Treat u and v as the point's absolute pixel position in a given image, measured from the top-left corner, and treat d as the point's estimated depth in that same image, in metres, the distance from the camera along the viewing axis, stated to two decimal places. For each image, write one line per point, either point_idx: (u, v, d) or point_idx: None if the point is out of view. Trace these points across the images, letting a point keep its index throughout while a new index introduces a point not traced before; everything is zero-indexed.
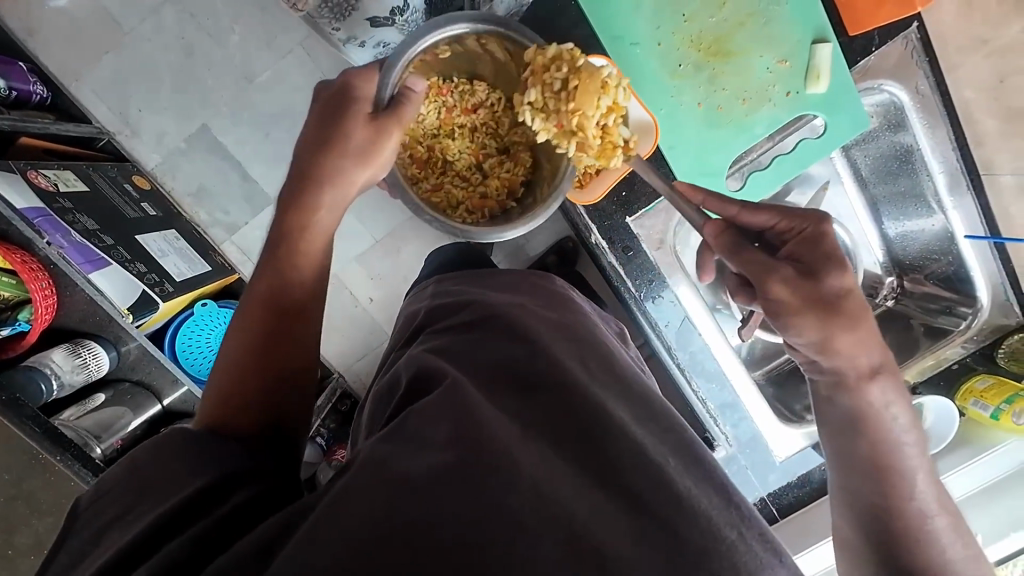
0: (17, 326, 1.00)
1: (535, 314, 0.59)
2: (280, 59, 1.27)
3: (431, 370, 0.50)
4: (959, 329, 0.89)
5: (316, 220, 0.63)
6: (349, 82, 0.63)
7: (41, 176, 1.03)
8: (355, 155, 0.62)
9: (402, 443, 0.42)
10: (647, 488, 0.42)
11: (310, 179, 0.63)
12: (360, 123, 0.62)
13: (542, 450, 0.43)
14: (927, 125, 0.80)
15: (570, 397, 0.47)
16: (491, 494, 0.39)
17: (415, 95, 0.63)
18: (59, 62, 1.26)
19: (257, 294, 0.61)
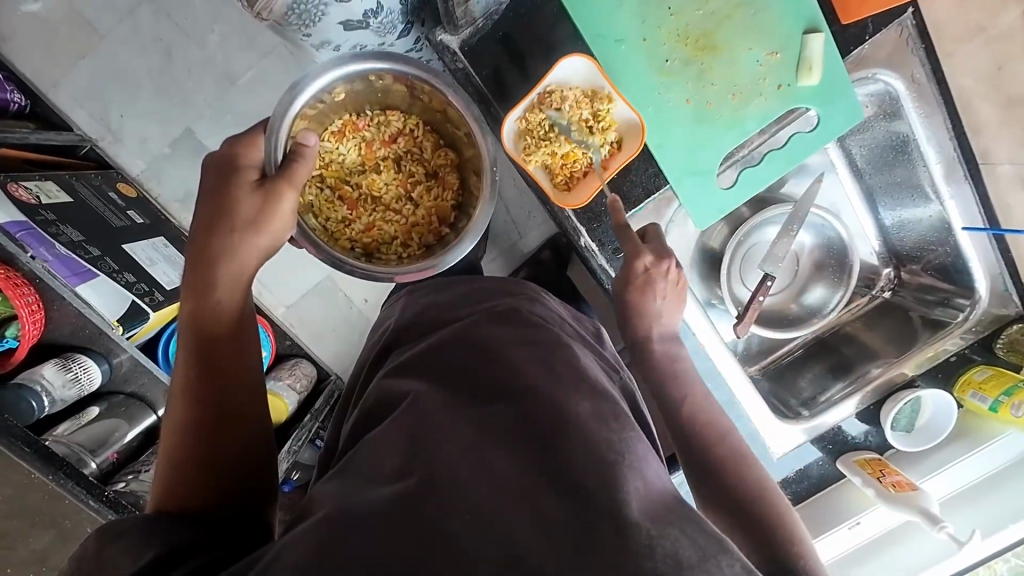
0: (6, 343, 0.97)
1: (494, 326, 0.58)
2: (262, 58, 1.24)
3: (391, 394, 0.52)
4: (957, 321, 0.88)
5: (219, 297, 0.62)
6: (234, 154, 0.61)
7: (23, 189, 0.99)
8: (245, 228, 0.60)
9: (348, 488, 0.43)
10: (587, 476, 0.40)
11: (205, 256, 0.61)
12: (248, 192, 0.60)
13: (493, 460, 0.42)
14: (922, 114, 0.78)
15: (524, 404, 0.47)
16: (428, 516, 0.38)
17: (309, 152, 0.59)
18: (36, 68, 1.23)
19: (185, 364, 0.62)
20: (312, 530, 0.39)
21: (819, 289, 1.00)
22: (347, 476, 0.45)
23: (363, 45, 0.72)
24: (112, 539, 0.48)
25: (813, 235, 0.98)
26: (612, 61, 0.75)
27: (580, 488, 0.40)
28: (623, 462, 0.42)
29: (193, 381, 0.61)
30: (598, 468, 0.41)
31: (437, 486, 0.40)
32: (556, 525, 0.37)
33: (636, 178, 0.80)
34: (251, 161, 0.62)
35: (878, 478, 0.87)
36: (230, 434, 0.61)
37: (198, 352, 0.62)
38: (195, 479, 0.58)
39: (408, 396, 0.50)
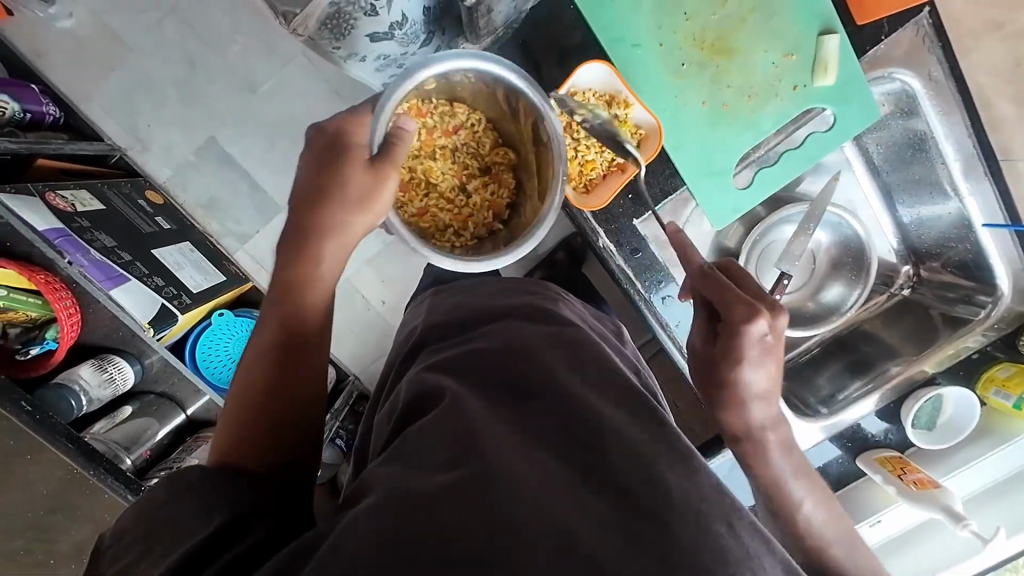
0: (46, 345, 1.02)
1: (528, 320, 0.60)
2: (282, 67, 1.28)
3: (433, 386, 0.52)
4: (978, 318, 0.88)
5: (320, 270, 0.65)
6: (343, 130, 0.63)
7: (59, 198, 1.05)
8: (353, 204, 0.62)
9: (398, 468, 0.43)
10: (632, 477, 0.42)
11: (312, 229, 0.64)
12: (358, 171, 0.62)
13: (534, 454, 0.44)
14: (941, 111, 0.78)
15: (560, 403, 0.48)
16: (488, 505, 0.39)
17: (408, 136, 0.62)
18: (69, 81, 1.28)
19: (270, 332, 0.64)
20: (372, 517, 0.39)
21: (837, 287, 0.99)
22: (396, 463, 0.44)
23: (387, 56, 0.74)
24: (173, 504, 0.48)
25: (830, 233, 0.98)
26: (628, 64, 0.76)
27: (632, 494, 0.41)
28: (660, 459, 0.44)
29: (263, 361, 0.63)
30: (640, 468, 0.42)
31: (494, 479, 0.41)
32: (604, 519, 0.39)
33: (651, 179, 0.82)
34: (357, 141, 0.63)
35: (898, 475, 0.87)
36: (292, 410, 0.62)
37: (276, 330, 0.64)
38: (252, 447, 0.59)
39: (451, 389, 0.50)
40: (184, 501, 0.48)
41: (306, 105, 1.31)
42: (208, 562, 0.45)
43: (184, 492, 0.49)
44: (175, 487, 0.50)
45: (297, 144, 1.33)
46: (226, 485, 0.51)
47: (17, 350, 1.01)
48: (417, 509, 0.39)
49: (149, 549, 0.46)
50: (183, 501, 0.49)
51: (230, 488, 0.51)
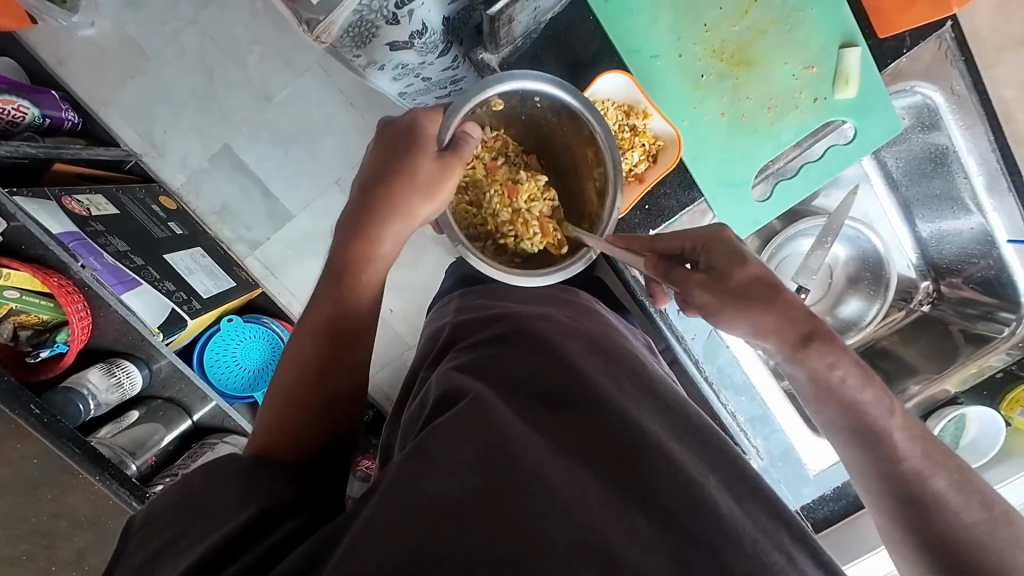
0: (56, 348, 1.01)
1: (561, 324, 0.59)
2: (298, 77, 1.29)
3: (456, 387, 0.48)
4: (1002, 336, 0.85)
5: (380, 248, 0.60)
6: (417, 122, 0.60)
7: (75, 202, 1.05)
8: (421, 191, 0.58)
9: (427, 463, 0.40)
10: (675, 499, 0.41)
11: (372, 211, 0.59)
12: (427, 160, 0.59)
13: (575, 470, 0.42)
14: (964, 124, 0.77)
15: (603, 415, 0.46)
16: (524, 514, 0.38)
17: (473, 141, 0.60)
18: (89, 89, 1.31)
19: (320, 316, 0.59)
20: (402, 519, 0.37)
21: (855, 301, 0.98)
22: (419, 460, 0.41)
23: (405, 65, 0.74)
24: (213, 487, 0.46)
25: (848, 247, 0.96)
26: (647, 76, 0.76)
27: (677, 516, 0.40)
28: (707, 483, 0.44)
29: (306, 351, 0.59)
30: (683, 488, 0.42)
31: (525, 485, 0.39)
32: (648, 541, 0.38)
33: (668, 190, 0.80)
34: (428, 131, 0.60)
35: None
36: (338, 398, 0.59)
37: (327, 330, 0.59)
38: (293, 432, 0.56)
39: (470, 394, 0.47)
40: (215, 489, 0.46)
41: (318, 115, 1.32)
42: (247, 546, 0.41)
43: (224, 472, 0.47)
44: (214, 470, 0.48)
45: (310, 152, 1.34)
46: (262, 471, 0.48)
47: (28, 352, 1.00)
48: (442, 515, 0.37)
49: (182, 530, 0.43)
50: (224, 482, 0.46)
51: (268, 473, 0.48)
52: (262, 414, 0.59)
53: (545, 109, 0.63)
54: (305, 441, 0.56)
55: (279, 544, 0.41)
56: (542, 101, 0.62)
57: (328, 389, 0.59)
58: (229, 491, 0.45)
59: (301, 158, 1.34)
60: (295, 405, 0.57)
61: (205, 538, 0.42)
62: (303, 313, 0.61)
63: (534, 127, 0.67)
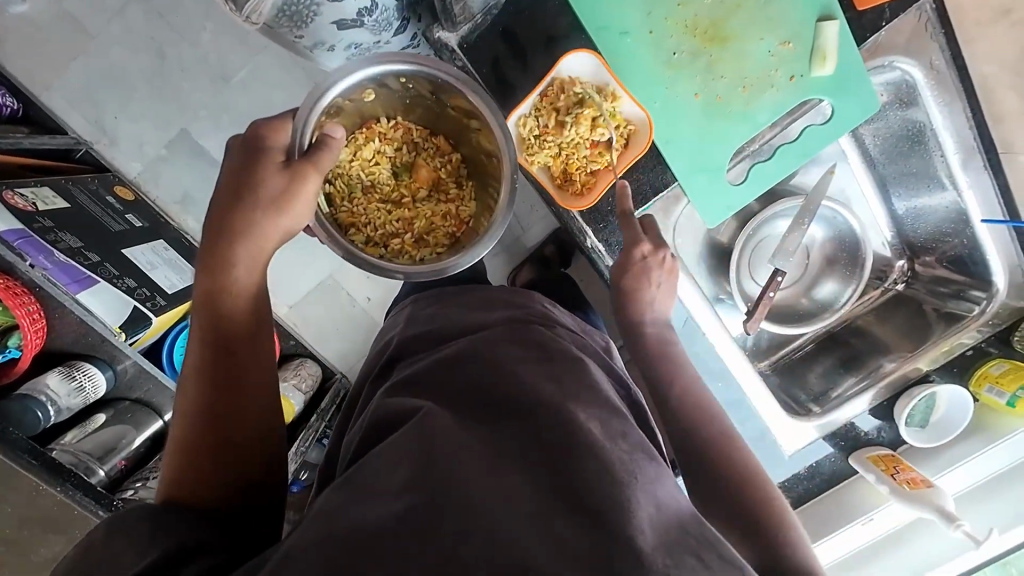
0: (9, 353, 0.96)
1: (502, 334, 0.59)
2: (255, 55, 1.21)
3: (400, 412, 0.50)
4: (971, 315, 0.86)
5: (237, 268, 0.57)
6: (258, 132, 0.57)
7: (19, 197, 0.97)
8: (267, 206, 0.55)
9: (356, 494, 0.42)
10: (604, 498, 0.40)
11: (221, 232, 0.56)
12: (274, 171, 0.56)
13: (510, 479, 0.42)
14: (941, 100, 0.75)
15: (537, 422, 0.46)
16: (442, 528, 0.38)
17: (335, 143, 0.57)
18: (28, 72, 1.20)
19: (199, 342, 0.58)
20: (317, 549, 0.38)
21: (831, 283, 0.97)
22: (350, 490, 0.43)
23: (359, 44, 0.69)
24: (116, 539, 0.46)
25: (824, 229, 0.95)
26: (617, 55, 0.72)
27: (597, 511, 0.39)
28: (632, 482, 0.42)
29: (202, 386, 0.57)
30: (612, 487, 0.40)
31: (446, 500, 0.39)
32: (568, 544, 0.37)
33: (642, 174, 0.77)
34: (277, 142, 0.57)
35: (891, 475, 0.84)
36: (245, 418, 0.58)
37: (218, 361, 0.57)
38: (212, 467, 0.56)
39: (420, 410, 0.48)
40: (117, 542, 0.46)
41: (280, 96, 1.24)
42: None
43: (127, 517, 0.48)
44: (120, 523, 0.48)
45: None
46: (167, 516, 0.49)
47: None
48: (361, 547, 0.37)
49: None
50: (126, 535, 0.46)
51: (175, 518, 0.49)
52: (171, 449, 0.58)
53: (416, 87, 0.64)
54: (233, 474, 0.56)
55: None
56: (408, 81, 0.62)
57: (231, 411, 0.57)
58: (130, 543, 0.46)
59: None
60: (201, 443, 0.56)
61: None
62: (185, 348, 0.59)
63: (427, 111, 0.70)
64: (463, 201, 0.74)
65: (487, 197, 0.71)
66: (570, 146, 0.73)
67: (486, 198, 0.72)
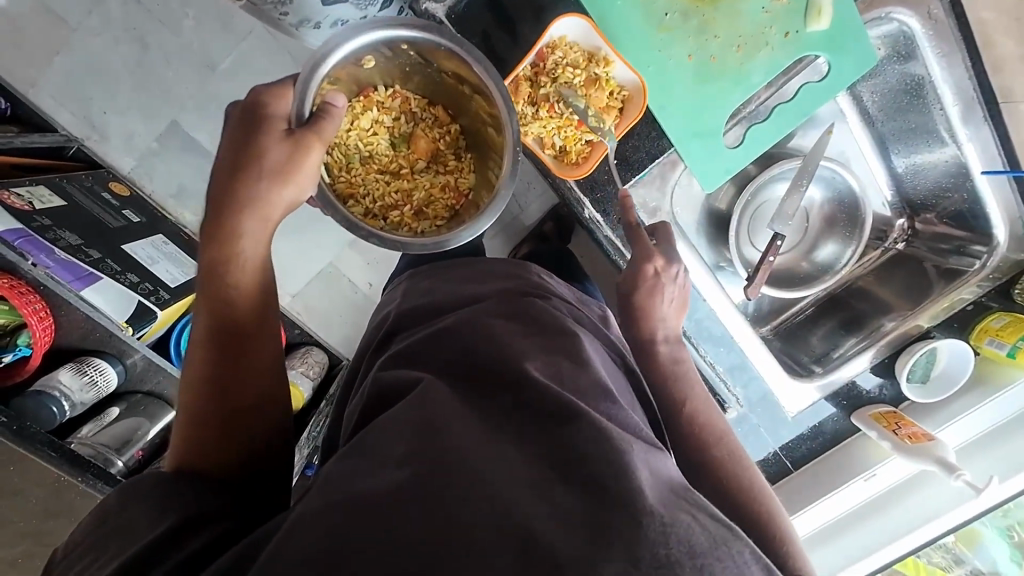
0: (19, 351, 0.97)
1: (498, 308, 0.60)
2: (240, 41, 1.19)
3: (399, 385, 0.51)
4: (973, 270, 0.85)
5: (245, 240, 0.58)
6: (260, 101, 0.57)
7: (15, 196, 0.98)
8: (272, 176, 0.56)
9: (359, 463, 0.43)
10: (601, 466, 0.40)
11: (227, 205, 0.57)
12: (278, 141, 0.56)
13: (507, 451, 0.43)
14: (940, 53, 0.74)
15: (532, 391, 0.47)
16: (443, 496, 0.38)
17: (336, 111, 0.57)
18: (11, 69, 1.19)
19: (205, 317, 0.59)
20: (321, 516, 0.39)
21: (831, 245, 0.97)
22: (353, 460, 0.44)
23: (345, 20, 0.68)
24: (127, 509, 0.47)
25: (823, 189, 0.94)
26: (607, 18, 0.71)
27: (596, 484, 0.39)
28: (632, 451, 0.43)
29: (210, 360, 0.58)
30: (609, 454, 0.41)
31: (451, 476, 0.40)
32: (570, 511, 0.38)
33: (636, 142, 0.77)
34: (278, 111, 0.58)
35: (893, 430, 0.86)
36: (255, 392, 0.59)
37: (225, 336, 0.58)
38: (220, 439, 0.57)
39: (422, 381, 0.50)
40: (126, 512, 0.47)
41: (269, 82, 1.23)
42: (158, 557, 0.43)
43: (140, 488, 0.49)
44: (129, 493, 0.49)
45: None
46: (177, 487, 0.50)
47: None
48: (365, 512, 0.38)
49: (99, 551, 0.45)
50: (136, 505, 0.47)
51: (185, 488, 0.50)
52: (179, 422, 0.58)
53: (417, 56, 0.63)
54: (241, 446, 0.57)
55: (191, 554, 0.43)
56: (410, 48, 0.62)
57: (238, 383, 0.58)
58: (139, 512, 0.47)
59: None
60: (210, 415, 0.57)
61: (123, 554, 0.44)
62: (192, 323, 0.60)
63: (427, 79, 0.69)
64: (462, 172, 0.74)
65: (485, 171, 0.71)
66: (565, 114, 0.72)
67: (484, 171, 0.72)
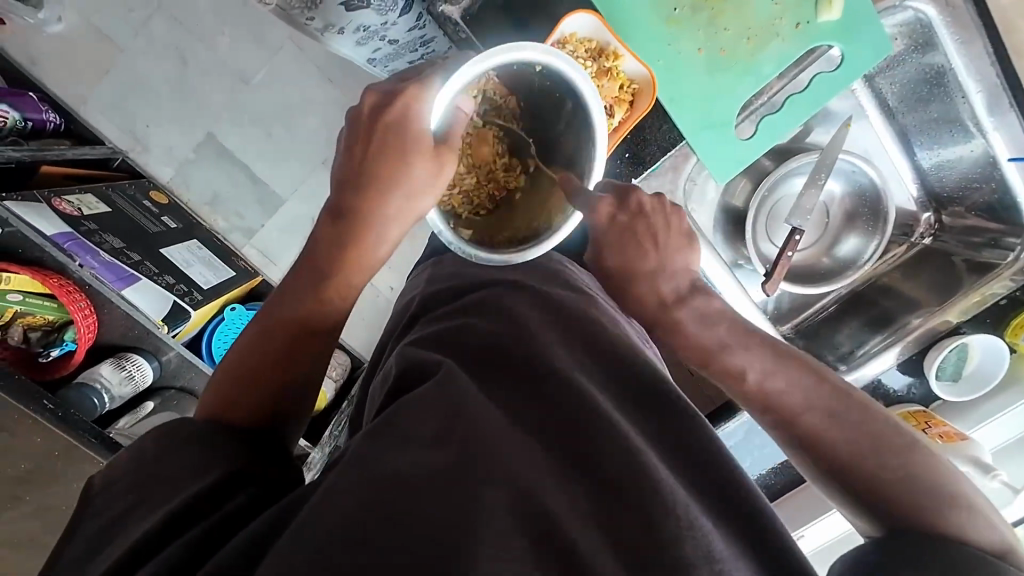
0: (65, 346, 1.04)
1: (523, 299, 0.60)
2: (272, 56, 1.27)
3: (427, 363, 0.51)
4: (1006, 262, 0.82)
5: (374, 253, 0.61)
6: (409, 110, 0.57)
7: (66, 203, 1.06)
8: (412, 192, 0.59)
9: (388, 437, 0.42)
10: (622, 468, 0.42)
11: (359, 212, 0.59)
12: (423, 156, 0.58)
13: (530, 442, 0.44)
14: (960, 40, 0.73)
15: (564, 388, 0.47)
16: (469, 479, 0.39)
17: (465, 116, 0.59)
18: (66, 88, 1.29)
19: (286, 305, 0.60)
20: (354, 488, 0.38)
21: (853, 239, 0.95)
22: (383, 433, 0.42)
23: (367, 27, 0.72)
24: (164, 458, 0.48)
25: (843, 183, 0.93)
26: (617, 15, 0.73)
27: (615, 485, 0.41)
28: (649, 452, 0.44)
29: (275, 341, 0.60)
30: (633, 458, 0.42)
31: (474, 455, 0.40)
32: (581, 505, 0.40)
33: (649, 136, 0.79)
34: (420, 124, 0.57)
35: (923, 429, 0.83)
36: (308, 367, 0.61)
37: (296, 322, 0.60)
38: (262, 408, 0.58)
39: (445, 365, 0.49)
40: (164, 466, 0.47)
41: (297, 93, 1.30)
42: (193, 520, 0.43)
43: (190, 442, 0.49)
44: (166, 447, 0.49)
45: (292, 133, 1.32)
46: (214, 447, 0.50)
47: (40, 352, 1.02)
48: (394, 488, 0.38)
49: (136, 501, 0.45)
50: (171, 459, 0.48)
51: (220, 449, 0.50)
52: (217, 382, 0.59)
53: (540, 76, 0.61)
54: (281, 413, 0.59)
55: (229, 518, 0.43)
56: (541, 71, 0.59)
57: (299, 359, 0.60)
58: (177, 468, 0.47)
59: (284, 139, 1.32)
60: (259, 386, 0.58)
61: (161, 508, 0.44)
62: (274, 295, 0.62)
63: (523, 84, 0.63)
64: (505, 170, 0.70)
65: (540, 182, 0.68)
66: None
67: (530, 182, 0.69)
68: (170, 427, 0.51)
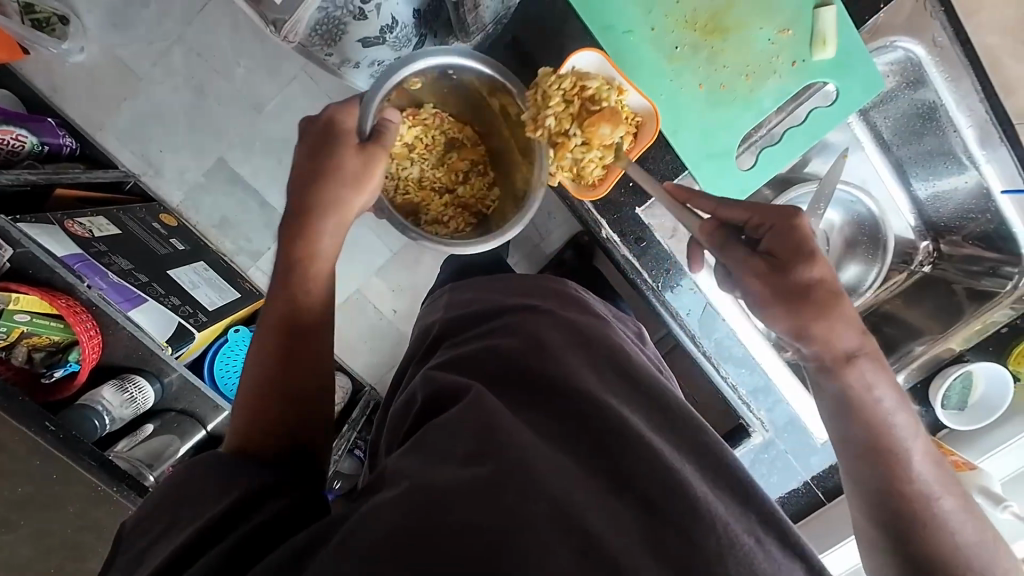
0: (69, 366, 1.03)
1: (546, 318, 0.61)
2: (285, 86, 1.31)
3: (452, 389, 0.51)
4: (1005, 291, 0.84)
5: (320, 246, 0.63)
6: (334, 118, 0.63)
7: (77, 225, 1.08)
8: (347, 183, 0.61)
9: (423, 456, 0.43)
10: (654, 487, 0.42)
11: (309, 209, 0.62)
12: (350, 152, 0.62)
13: (561, 458, 0.44)
14: (950, 78, 0.77)
15: (585, 408, 0.48)
16: (510, 499, 0.39)
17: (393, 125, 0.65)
18: (84, 114, 1.33)
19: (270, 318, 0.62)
20: (395, 505, 0.38)
21: (854, 266, 0.97)
22: (419, 453, 0.44)
23: (381, 61, 0.77)
24: (188, 483, 0.50)
25: (842, 212, 0.95)
26: (621, 52, 0.76)
27: (650, 502, 0.42)
28: (682, 469, 0.45)
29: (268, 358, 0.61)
30: (659, 471, 0.43)
31: (513, 471, 0.41)
32: (625, 523, 0.40)
33: (653, 166, 0.80)
34: (348, 124, 0.63)
35: None
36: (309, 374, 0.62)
37: (282, 330, 0.62)
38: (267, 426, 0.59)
39: (475, 387, 0.50)
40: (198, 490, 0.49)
41: None
42: (231, 527, 0.46)
43: (215, 469, 0.51)
44: (196, 472, 0.51)
45: None
46: (238, 466, 0.52)
47: (42, 373, 1.01)
48: (435, 503, 0.38)
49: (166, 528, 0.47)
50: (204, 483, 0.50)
51: (243, 469, 0.51)
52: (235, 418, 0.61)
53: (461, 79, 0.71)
54: (292, 431, 0.60)
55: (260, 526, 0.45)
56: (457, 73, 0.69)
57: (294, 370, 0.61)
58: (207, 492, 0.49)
59: None
60: (267, 405, 0.60)
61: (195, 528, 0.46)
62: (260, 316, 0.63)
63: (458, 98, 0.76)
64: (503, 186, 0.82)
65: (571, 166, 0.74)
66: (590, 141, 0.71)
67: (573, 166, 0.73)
68: (197, 457, 0.53)
